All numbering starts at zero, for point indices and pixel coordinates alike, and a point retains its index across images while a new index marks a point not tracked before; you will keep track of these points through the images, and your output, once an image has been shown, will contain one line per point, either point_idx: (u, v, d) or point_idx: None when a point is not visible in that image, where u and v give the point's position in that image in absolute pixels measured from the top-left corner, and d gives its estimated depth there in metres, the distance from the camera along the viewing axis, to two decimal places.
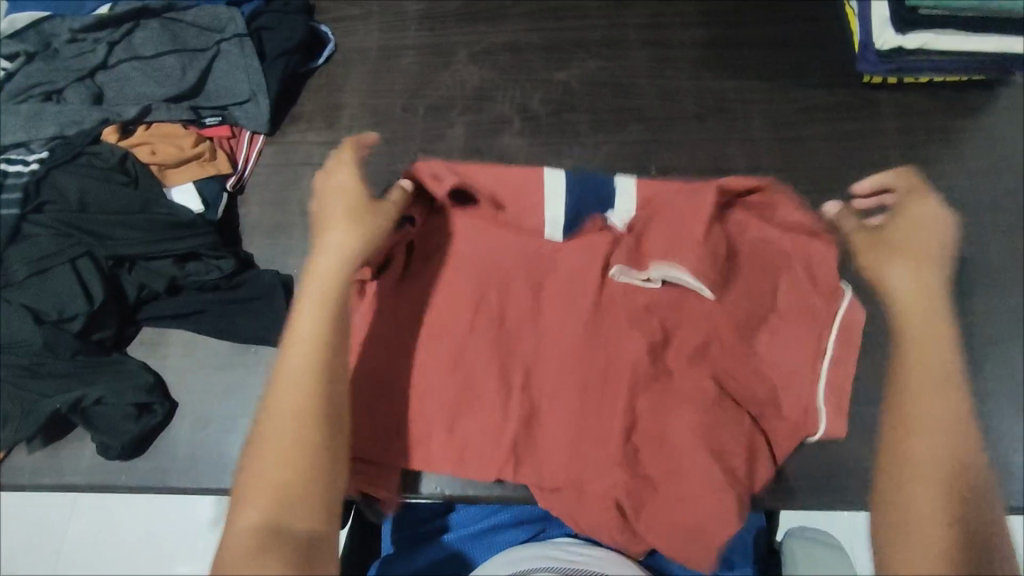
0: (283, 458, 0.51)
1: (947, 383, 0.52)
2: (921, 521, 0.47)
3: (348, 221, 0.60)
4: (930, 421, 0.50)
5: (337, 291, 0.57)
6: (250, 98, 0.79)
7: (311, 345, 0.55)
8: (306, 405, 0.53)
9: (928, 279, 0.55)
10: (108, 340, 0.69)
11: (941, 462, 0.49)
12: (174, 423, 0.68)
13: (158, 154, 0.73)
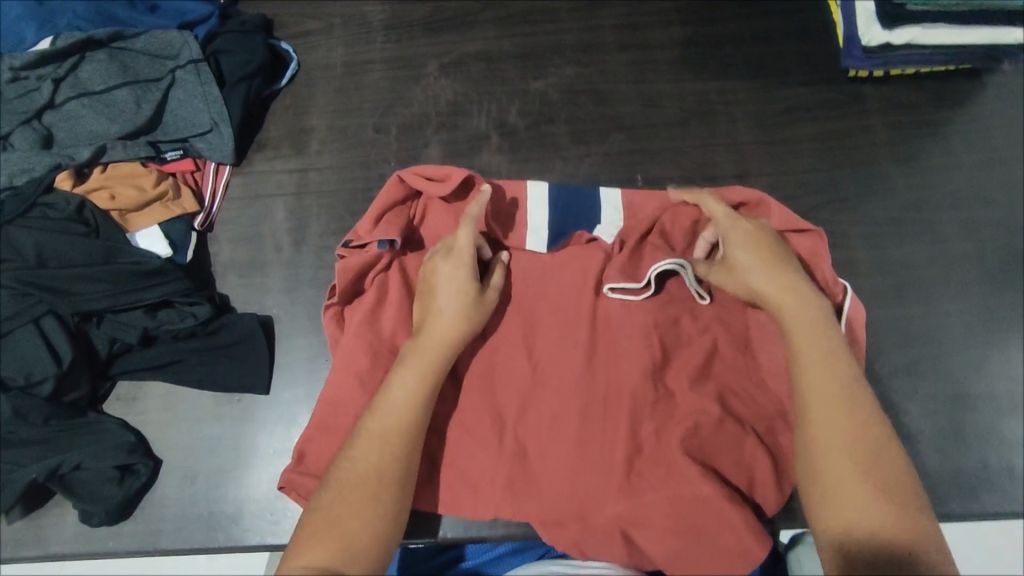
0: (349, 521, 0.51)
1: (831, 362, 0.55)
2: (841, 496, 0.49)
3: (466, 305, 0.61)
4: (818, 401, 0.53)
5: (439, 353, 0.59)
6: (211, 128, 0.74)
7: (398, 414, 0.56)
8: (378, 452, 0.54)
9: (779, 283, 0.60)
10: (83, 400, 0.66)
11: (833, 445, 0.51)
12: (159, 482, 0.66)
13: (118, 199, 0.69)
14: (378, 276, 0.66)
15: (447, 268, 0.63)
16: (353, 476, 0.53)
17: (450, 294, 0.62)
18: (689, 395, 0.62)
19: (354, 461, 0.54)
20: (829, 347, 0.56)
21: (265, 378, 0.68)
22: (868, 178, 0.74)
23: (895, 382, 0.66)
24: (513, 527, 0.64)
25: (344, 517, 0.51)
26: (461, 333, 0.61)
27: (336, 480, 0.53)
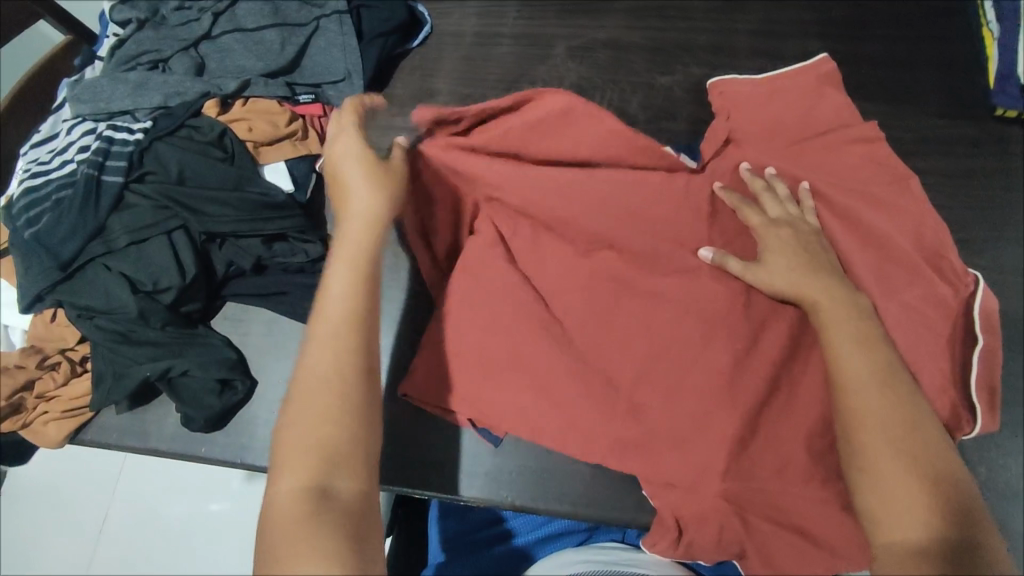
0: (330, 433, 0.47)
1: (877, 371, 0.54)
2: (902, 499, 0.48)
3: (373, 179, 0.57)
4: (871, 410, 0.52)
5: (359, 236, 0.55)
6: (344, 78, 0.77)
7: (340, 316, 0.52)
8: (335, 359, 0.50)
9: (810, 275, 0.59)
10: (197, 312, 0.71)
11: (879, 457, 0.50)
12: (252, 401, 0.70)
13: (254, 131, 0.73)
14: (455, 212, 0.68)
15: (341, 145, 0.60)
16: (318, 387, 0.49)
17: (356, 176, 0.57)
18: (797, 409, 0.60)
19: (313, 366, 0.50)
20: (875, 359, 0.55)
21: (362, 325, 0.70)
22: (998, 224, 0.70)
23: (995, 437, 0.64)
24: (580, 506, 0.63)
25: (314, 435, 0.47)
26: (372, 207, 0.56)
27: (298, 392, 0.49)
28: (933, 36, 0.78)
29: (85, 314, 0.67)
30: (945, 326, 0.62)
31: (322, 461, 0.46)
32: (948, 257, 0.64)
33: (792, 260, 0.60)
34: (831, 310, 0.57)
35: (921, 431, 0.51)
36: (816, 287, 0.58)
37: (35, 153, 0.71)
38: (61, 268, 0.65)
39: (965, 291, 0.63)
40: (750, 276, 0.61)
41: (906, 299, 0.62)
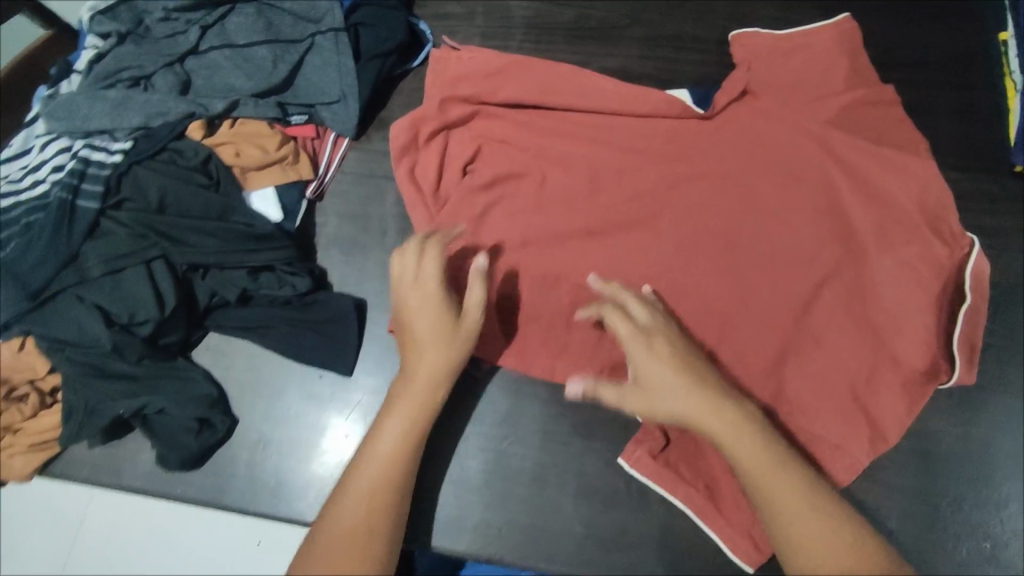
0: (378, 518, 0.55)
1: (744, 423, 0.57)
2: (819, 558, 0.51)
3: (446, 344, 0.60)
4: (767, 472, 0.55)
5: (442, 339, 0.60)
6: (339, 99, 0.74)
7: (409, 411, 0.59)
8: (413, 423, 0.59)
9: (676, 363, 0.59)
10: (175, 344, 0.67)
11: (774, 497, 0.54)
12: (233, 439, 0.67)
13: (243, 156, 0.69)
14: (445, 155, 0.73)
15: (416, 299, 0.61)
16: (386, 451, 0.58)
17: (425, 328, 0.60)
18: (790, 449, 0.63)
19: (388, 422, 0.59)
20: (749, 418, 0.57)
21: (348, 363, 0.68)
22: (1011, 287, 0.68)
23: (1000, 508, 0.62)
24: (572, 567, 0.61)
25: (373, 490, 0.56)
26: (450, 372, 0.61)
27: (372, 458, 0.57)
28: (953, 82, 0.75)
29: (56, 345, 0.63)
30: (936, 285, 0.66)
31: (374, 536, 0.54)
32: (948, 218, 0.68)
33: (666, 374, 0.58)
34: (672, 357, 0.59)
35: (798, 466, 0.56)
36: (660, 351, 0.59)
37: (6, 170, 0.66)
38: (29, 298, 0.62)
39: (960, 253, 0.66)
40: (624, 399, 0.58)
41: (902, 256, 0.67)
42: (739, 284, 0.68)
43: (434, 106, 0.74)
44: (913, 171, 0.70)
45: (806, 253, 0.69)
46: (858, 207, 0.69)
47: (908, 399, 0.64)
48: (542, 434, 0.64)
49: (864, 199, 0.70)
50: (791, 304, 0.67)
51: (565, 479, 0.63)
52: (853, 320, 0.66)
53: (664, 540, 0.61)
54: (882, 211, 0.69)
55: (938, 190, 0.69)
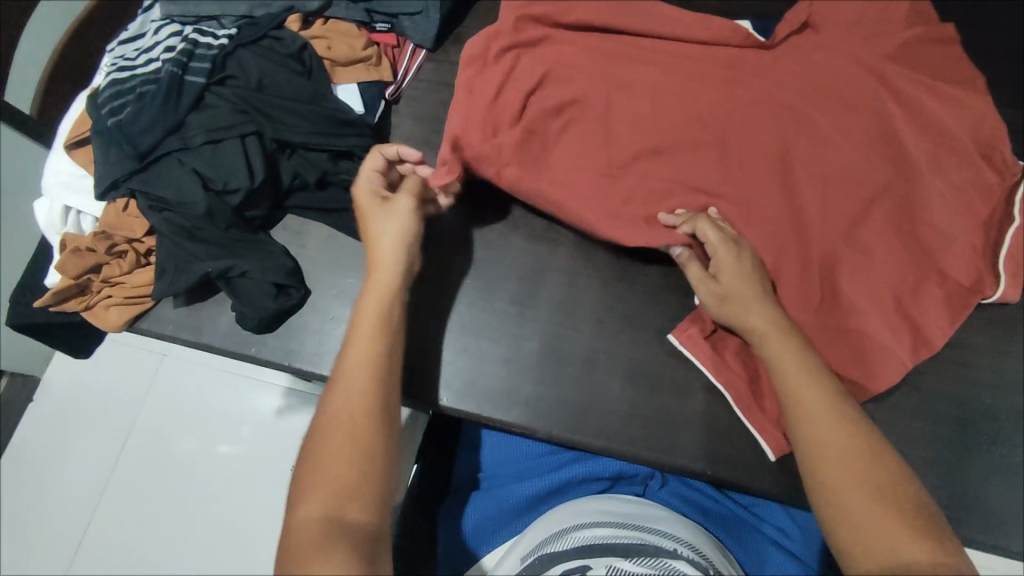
0: (375, 393, 0.57)
1: (799, 358, 0.59)
2: (841, 486, 0.52)
3: (386, 223, 0.64)
4: (811, 403, 0.56)
5: (373, 216, 0.65)
6: (421, 10, 0.79)
7: (377, 312, 0.60)
8: (367, 389, 0.57)
9: (756, 288, 0.63)
10: (258, 219, 0.73)
11: (825, 456, 0.54)
12: (304, 309, 0.73)
13: (333, 50, 0.75)
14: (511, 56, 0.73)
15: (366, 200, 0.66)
16: (339, 423, 0.55)
17: (376, 221, 0.64)
18: (834, 348, 0.66)
19: (329, 406, 0.56)
20: (802, 355, 0.59)
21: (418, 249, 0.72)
22: None
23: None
24: (615, 442, 0.64)
25: (332, 465, 0.53)
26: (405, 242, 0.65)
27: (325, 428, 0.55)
28: (1014, 27, 0.78)
29: (157, 206, 0.69)
30: (985, 209, 0.70)
31: (365, 427, 0.55)
32: (1000, 148, 0.71)
33: (745, 285, 0.63)
34: (748, 289, 0.62)
35: (862, 428, 0.55)
36: (743, 286, 0.63)
37: (122, 50, 0.73)
38: (139, 158, 0.68)
39: (1011, 179, 0.70)
40: (711, 302, 0.64)
41: (953, 180, 0.70)
42: (793, 199, 0.70)
43: (509, 24, 0.73)
44: (972, 103, 0.71)
45: (862, 175, 0.70)
46: (913, 135, 0.71)
47: (951, 308, 0.67)
48: (595, 321, 0.69)
49: (920, 130, 0.71)
50: (845, 218, 0.69)
51: (615, 362, 0.67)
52: (901, 237, 0.69)
53: (705, 426, 0.65)
54: (938, 139, 0.71)
55: (994, 122, 0.71)
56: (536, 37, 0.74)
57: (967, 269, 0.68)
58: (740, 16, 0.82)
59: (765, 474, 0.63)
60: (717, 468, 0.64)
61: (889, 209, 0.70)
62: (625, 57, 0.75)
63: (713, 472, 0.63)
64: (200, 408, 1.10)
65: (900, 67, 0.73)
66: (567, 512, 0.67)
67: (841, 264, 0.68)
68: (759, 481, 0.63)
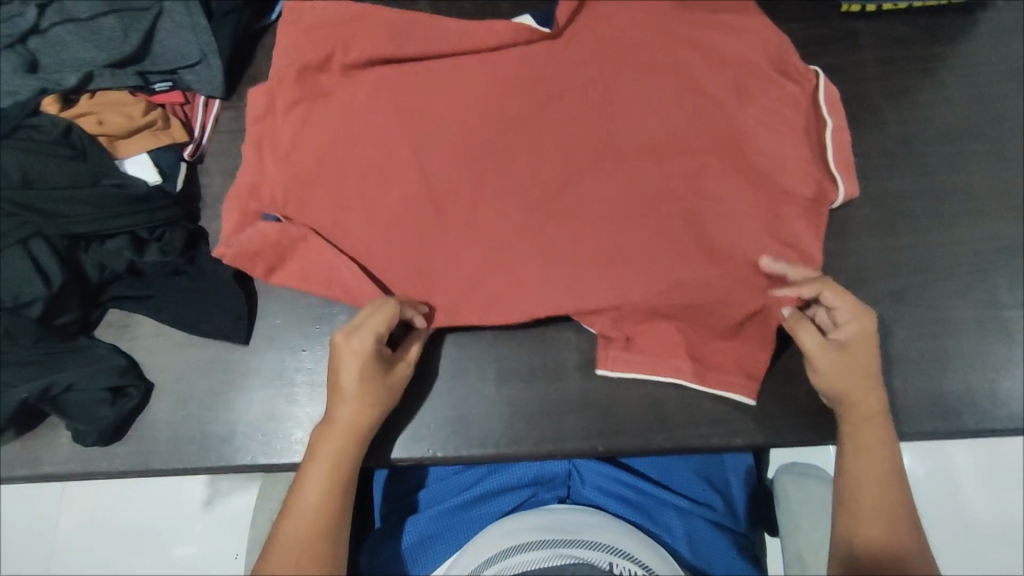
0: (327, 514, 0.55)
1: (863, 372, 0.59)
2: (862, 485, 0.56)
3: (367, 382, 0.58)
4: (873, 404, 0.59)
5: (371, 375, 0.58)
6: (200, 60, 0.74)
7: (337, 444, 0.57)
8: (349, 446, 0.58)
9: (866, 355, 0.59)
10: (73, 324, 0.66)
11: (856, 482, 0.56)
12: (151, 404, 0.67)
13: (105, 124, 0.69)
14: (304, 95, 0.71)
15: (349, 347, 0.58)
16: (326, 472, 0.56)
17: (353, 378, 0.58)
18: (702, 305, 0.63)
19: (322, 452, 0.57)
20: (865, 381, 0.59)
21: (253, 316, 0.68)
22: (859, 111, 0.73)
23: (879, 309, 0.66)
24: (502, 446, 0.63)
25: (318, 515, 0.55)
26: (348, 377, 0.58)
27: (311, 474, 0.56)
28: None
29: None
30: (802, 119, 0.69)
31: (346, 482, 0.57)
32: (791, 58, 0.71)
33: (856, 366, 0.59)
34: (856, 355, 0.59)
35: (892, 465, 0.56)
36: (865, 355, 0.59)
37: None
38: None
39: (810, 85, 0.71)
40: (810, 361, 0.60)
41: (764, 102, 0.69)
42: (615, 162, 0.68)
43: (290, 69, 0.71)
44: (751, 26, 0.72)
45: (672, 122, 0.69)
46: (712, 69, 0.70)
47: (810, 224, 0.66)
48: (455, 331, 0.67)
49: (716, 64, 0.70)
50: (678, 170, 0.67)
51: (485, 367, 0.66)
52: (739, 172, 0.67)
53: (586, 403, 0.64)
54: (739, 69, 0.70)
55: (777, 37, 0.72)
56: (322, 82, 0.72)
57: (804, 186, 0.67)
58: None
59: (651, 433, 0.63)
60: (607, 441, 0.63)
61: (721, 149, 0.68)
62: (418, 61, 0.73)
63: (604, 446, 0.63)
64: (120, 535, 0.97)
65: (682, 11, 0.72)
66: (498, 534, 0.63)
67: (687, 217, 0.66)
68: (647, 442, 0.63)
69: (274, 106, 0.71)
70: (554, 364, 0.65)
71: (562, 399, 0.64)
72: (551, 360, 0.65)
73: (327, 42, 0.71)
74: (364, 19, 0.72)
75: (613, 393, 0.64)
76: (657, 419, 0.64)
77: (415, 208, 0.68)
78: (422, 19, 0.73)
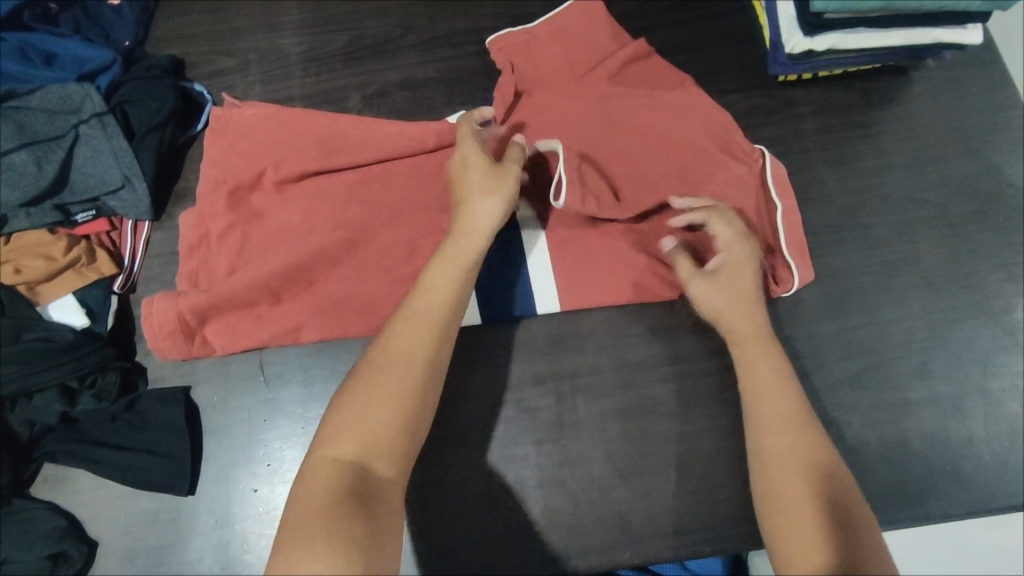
0: (434, 353, 0.55)
1: (741, 296, 0.63)
2: (788, 518, 0.52)
3: (484, 197, 0.61)
4: (767, 417, 0.57)
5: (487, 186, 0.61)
6: (123, 184, 0.70)
7: (450, 262, 0.59)
8: (424, 328, 0.56)
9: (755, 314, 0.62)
10: (6, 487, 0.62)
11: (781, 496, 0.53)
12: (96, 565, 0.63)
13: (24, 272, 0.65)
14: (236, 217, 0.68)
15: (478, 163, 0.62)
16: (399, 358, 0.54)
17: (478, 196, 0.61)
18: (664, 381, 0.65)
19: (395, 336, 0.55)
20: (747, 298, 0.63)
21: (211, 459, 0.66)
22: (808, 185, 0.71)
23: (837, 394, 0.65)
24: None
25: (371, 406, 0.51)
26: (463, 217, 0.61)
27: (373, 360, 0.54)
28: (707, 13, 0.78)
29: None
30: (750, 202, 0.68)
31: (429, 361, 0.55)
32: (735, 139, 0.69)
33: (739, 288, 0.63)
34: (728, 274, 0.63)
35: (823, 450, 0.55)
36: (738, 290, 0.63)
37: None
38: None
39: (756, 164, 0.69)
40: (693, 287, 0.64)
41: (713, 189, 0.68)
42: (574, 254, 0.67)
43: (219, 195, 0.68)
44: (691, 109, 0.70)
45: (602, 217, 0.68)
46: (656, 159, 0.68)
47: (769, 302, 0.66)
48: None
49: (653, 148, 0.69)
50: (620, 273, 0.67)
51: (443, 494, 0.63)
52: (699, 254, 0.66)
53: (550, 523, 0.62)
54: (681, 154, 0.68)
55: (715, 114, 0.70)
56: (256, 207, 0.69)
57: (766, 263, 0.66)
58: (470, 78, 0.80)
59: (618, 550, 0.62)
60: (574, 560, 0.61)
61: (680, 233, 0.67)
62: (356, 170, 0.69)
63: (572, 567, 0.61)
64: None
65: (620, 97, 0.70)
66: None
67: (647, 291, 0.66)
68: (616, 557, 0.61)
69: (209, 230, 0.68)
70: (517, 484, 0.63)
71: (527, 523, 0.62)
72: (514, 479, 0.63)
73: (258, 163, 0.69)
74: (293, 133, 0.70)
75: (579, 510, 0.62)
76: (623, 532, 0.62)
77: None
78: (352, 126, 0.70)
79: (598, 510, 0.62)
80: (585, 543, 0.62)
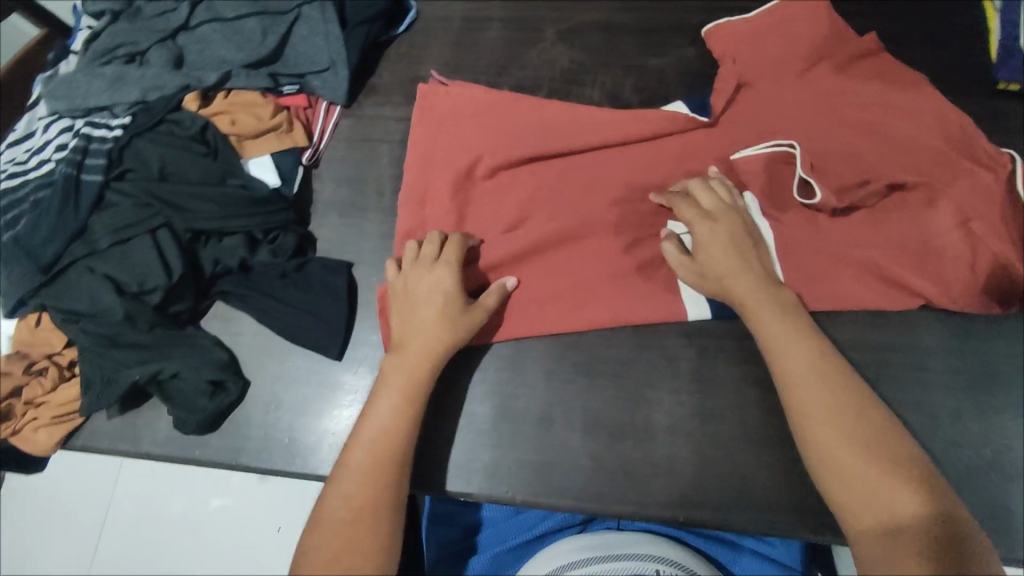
0: (393, 473, 0.55)
1: (729, 261, 0.61)
2: (855, 505, 0.48)
3: (452, 311, 0.61)
4: (796, 391, 0.54)
5: (448, 309, 0.61)
6: (329, 67, 0.75)
7: (402, 380, 0.59)
8: (370, 466, 0.54)
9: (778, 310, 0.58)
10: (186, 313, 0.69)
11: (838, 472, 0.49)
12: (244, 402, 0.69)
13: (238, 125, 0.71)
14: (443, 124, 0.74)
15: (446, 279, 0.62)
16: (346, 506, 0.52)
17: (434, 309, 0.61)
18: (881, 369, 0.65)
19: (347, 484, 0.54)
20: (794, 321, 0.58)
21: (362, 333, 0.70)
22: None
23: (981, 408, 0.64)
24: (582, 499, 0.62)
25: (346, 552, 0.50)
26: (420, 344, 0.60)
27: (325, 516, 0.52)
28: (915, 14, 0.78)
29: (71, 318, 0.65)
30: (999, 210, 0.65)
31: (383, 491, 0.54)
32: (979, 144, 0.67)
33: (722, 255, 0.61)
34: (714, 242, 0.61)
35: (880, 432, 0.51)
36: (725, 258, 0.61)
37: (12, 153, 0.69)
38: (42, 271, 0.64)
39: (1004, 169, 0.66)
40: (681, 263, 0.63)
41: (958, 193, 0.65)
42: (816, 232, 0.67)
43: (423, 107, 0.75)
44: (928, 109, 0.69)
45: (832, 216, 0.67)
46: (889, 151, 0.68)
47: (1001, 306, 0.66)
48: (546, 374, 0.67)
49: (886, 151, 0.68)
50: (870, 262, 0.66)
51: (571, 416, 0.65)
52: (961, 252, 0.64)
53: (673, 469, 0.62)
54: (919, 153, 0.67)
55: (949, 115, 0.68)
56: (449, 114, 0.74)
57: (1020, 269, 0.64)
58: (665, 30, 0.80)
59: (735, 513, 0.61)
60: (689, 510, 0.61)
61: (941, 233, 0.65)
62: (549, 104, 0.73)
63: (685, 517, 0.61)
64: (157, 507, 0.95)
65: (842, 94, 0.71)
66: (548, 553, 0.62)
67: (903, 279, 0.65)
68: (732, 520, 0.60)
69: None
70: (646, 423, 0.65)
71: (649, 464, 0.63)
72: (643, 419, 0.64)
73: None
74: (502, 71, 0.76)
75: (703, 465, 0.62)
76: (743, 498, 0.61)
77: (530, 256, 0.68)
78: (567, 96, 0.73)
79: (723, 471, 0.62)
80: (702, 496, 0.61)
